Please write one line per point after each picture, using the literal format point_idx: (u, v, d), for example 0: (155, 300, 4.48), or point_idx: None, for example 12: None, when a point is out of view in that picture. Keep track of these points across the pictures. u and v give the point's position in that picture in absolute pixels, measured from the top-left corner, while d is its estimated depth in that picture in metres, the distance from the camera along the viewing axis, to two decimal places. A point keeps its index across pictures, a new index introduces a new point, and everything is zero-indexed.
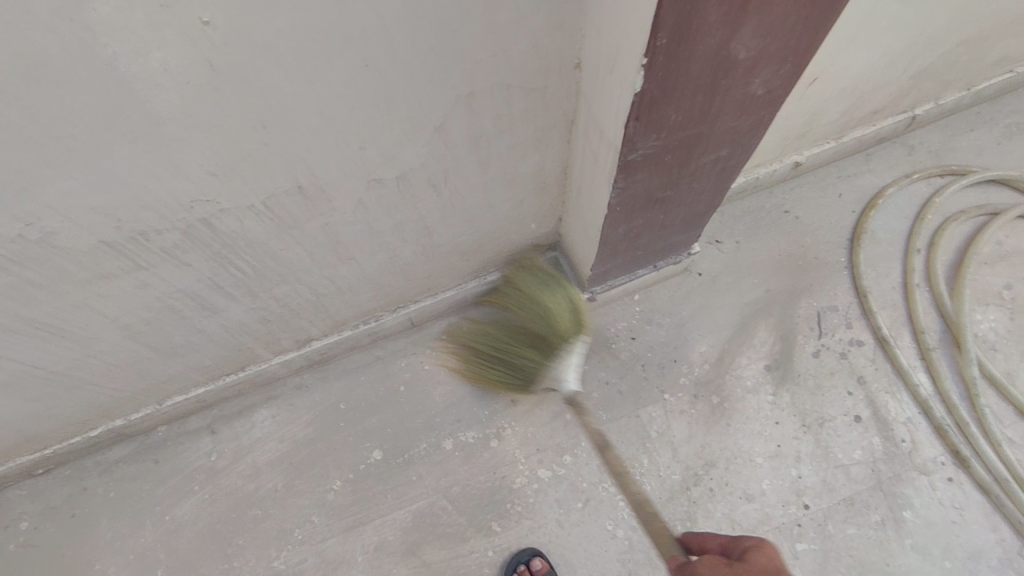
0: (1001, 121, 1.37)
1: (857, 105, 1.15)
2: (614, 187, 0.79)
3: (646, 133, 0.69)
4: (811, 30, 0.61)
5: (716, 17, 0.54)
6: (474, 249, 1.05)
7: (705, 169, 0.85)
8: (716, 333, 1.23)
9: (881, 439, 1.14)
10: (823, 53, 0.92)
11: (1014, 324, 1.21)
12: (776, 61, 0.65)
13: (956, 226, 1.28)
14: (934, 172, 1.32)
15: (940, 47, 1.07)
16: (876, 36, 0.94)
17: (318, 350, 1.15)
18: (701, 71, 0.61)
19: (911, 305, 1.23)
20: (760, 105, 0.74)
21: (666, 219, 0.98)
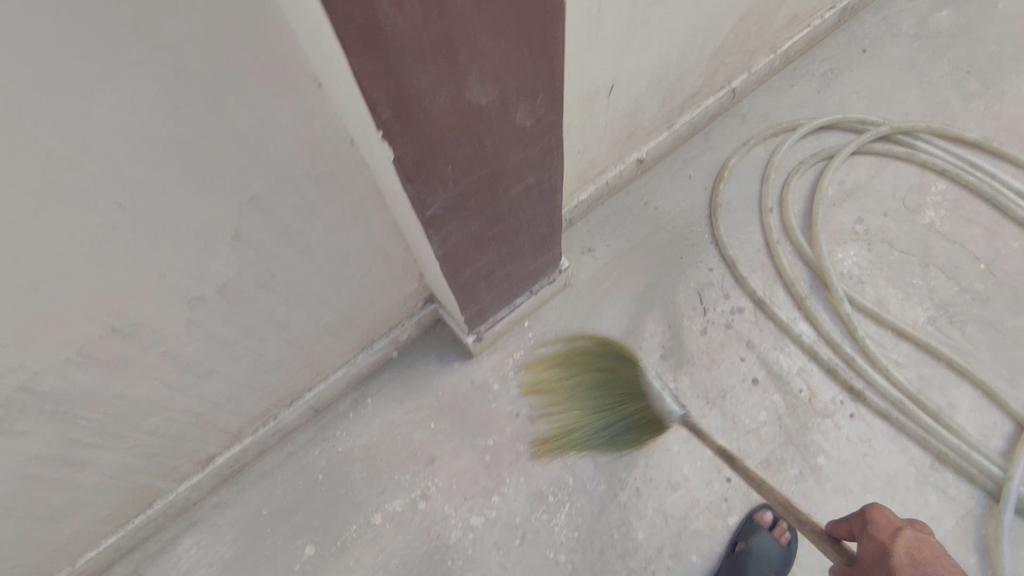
0: (816, 71, 1.45)
1: (671, 96, 1.21)
2: (433, 242, 0.83)
3: (433, 189, 0.72)
4: (538, 60, 0.66)
5: (429, 81, 0.58)
6: (344, 327, 1.06)
7: (522, 198, 0.90)
8: (608, 339, 1.27)
9: (780, 394, 1.21)
10: (606, 65, 0.96)
11: (873, 254, 1.28)
12: (526, 95, 0.70)
13: (799, 178, 1.36)
14: (768, 133, 1.40)
15: (725, 27, 1.13)
16: (651, 38, 0.99)
17: (223, 464, 1.14)
18: (448, 125, 0.65)
19: (777, 262, 1.30)
20: (537, 133, 0.78)
21: (513, 249, 1.01)
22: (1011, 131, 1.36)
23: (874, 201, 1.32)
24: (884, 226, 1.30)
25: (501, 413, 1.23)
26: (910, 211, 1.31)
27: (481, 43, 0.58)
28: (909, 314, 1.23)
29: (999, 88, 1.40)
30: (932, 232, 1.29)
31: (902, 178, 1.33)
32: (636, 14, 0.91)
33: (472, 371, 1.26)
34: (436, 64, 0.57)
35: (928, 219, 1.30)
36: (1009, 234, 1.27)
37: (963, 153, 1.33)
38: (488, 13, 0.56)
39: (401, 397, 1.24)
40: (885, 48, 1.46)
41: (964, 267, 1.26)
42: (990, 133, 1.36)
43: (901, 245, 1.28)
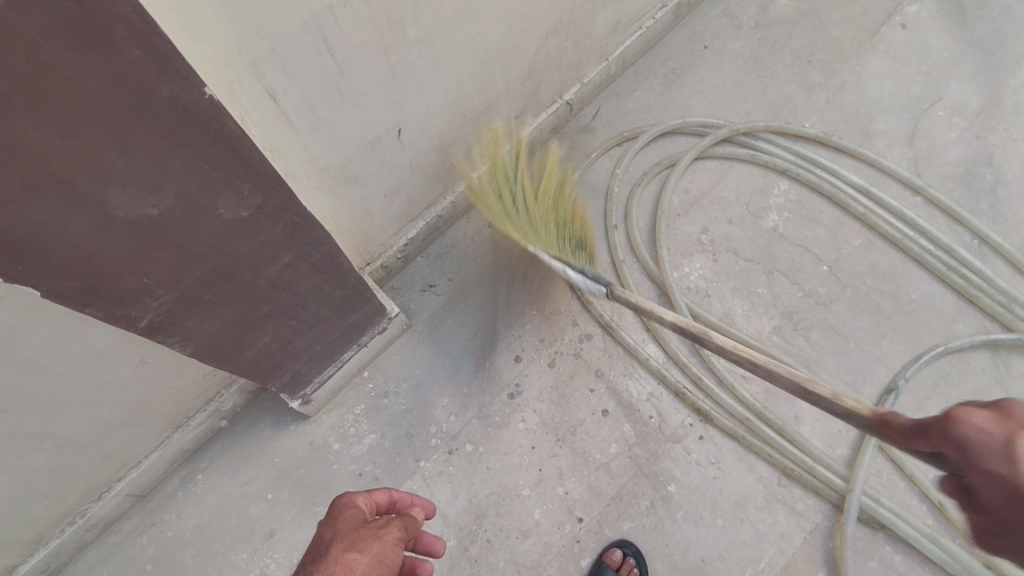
0: (657, 73, 1.39)
1: (486, 121, 1.13)
2: (172, 343, 0.74)
3: (134, 301, 0.63)
4: (216, 157, 0.57)
5: (45, 218, 0.49)
6: (137, 415, 0.97)
7: (287, 275, 0.80)
8: (454, 381, 1.20)
9: (630, 423, 1.16)
10: (379, 112, 0.88)
11: (719, 265, 1.25)
12: (220, 190, 0.60)
13: (642, 190, 1.30)
14: (610, 145, 1.33)
15: (526, 46, 1.05)
16: (428, 75, 0.90)
17: (31, 571, 1.04)
18: (110, 245, 0.56)
19: (624, 282, 1.24)
20: (266, 217, 0.69)
21: (305, 319, 0.92)
22: (851, 123, 1.33)
23: (718, 208, 1.29)
24: (728, 233, 1.27)
25: (343, 474, 1.15)
26: (754, 216, 1.28)
27: (103, 164, 0.49)
28: (756, 325, 1.20)
29: (840, 77, 1.37)
30: (776, 236, 1.26)
31: (745, 183, 1.30)
32: (396, 60, 0.83)
33: (310, 433, 1.18)
34: (41, 200, 0.48)
35: (772, 223, 1.27)
36: (850, 232, 1.25)
37: (804, 151, 1.30)
38: (90, 135, 0.46)
39: (235, 469, 1.16)
40: (726, 43, 1.41)
41: (807, 271, 1.23)
42: (830, 127, 1.33)
43: (746, 253, 1.25)
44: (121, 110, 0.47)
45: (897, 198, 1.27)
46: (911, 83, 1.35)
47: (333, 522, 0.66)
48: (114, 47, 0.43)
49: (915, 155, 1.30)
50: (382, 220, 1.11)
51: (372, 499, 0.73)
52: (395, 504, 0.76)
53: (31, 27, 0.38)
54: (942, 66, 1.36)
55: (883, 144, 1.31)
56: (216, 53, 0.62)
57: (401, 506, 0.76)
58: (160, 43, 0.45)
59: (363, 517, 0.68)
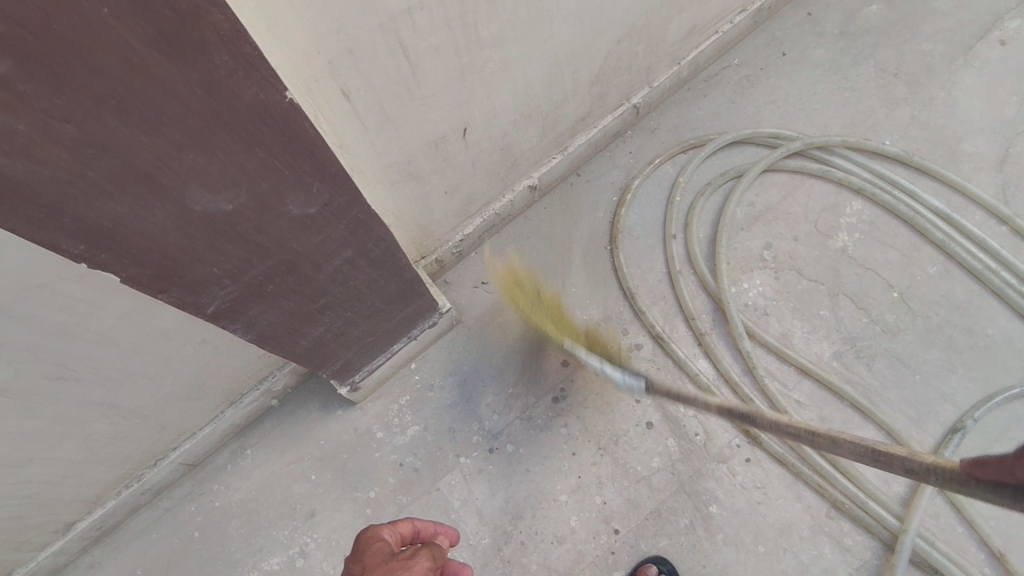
0: (731, 78, 1.35)
1: (551, 122, 1.12)
2: (234, 330, 0.76)
3: (203, 290, 0.65)
4: (289, 155, 0.58)
5: (129, 209, 0.51)
6: (195, 390, 1.01)
7: (346, 269, 0.82)
8: (500, 380, 1.20)
9: (675, 438, 1.14)
10: (446, 111, 0.88)
11: (780, 283, 1.21)
12: (290, 187, 0.62)
13: (705, 200, 1.27)
14: (675, 151, 1.30)
15: (598, 49, 1.03)
16: (498, 76, 0.90)
17: (89, 527, 1.10)
18: (186, 238, 0.57)
19: (678, 293, 1.22)
20: (331, 213, 0.70)
21: (360, 311, 0.94)
22: (935, 142, 1.26)
23: (784, 224, 1.24)
24: (793, 251, 1.22)
25: (385, 462, 1.17)
26: (822, 234, 1.23)
27: (186, 161, 0.51)
28: (814, 348, 1.16)
29: (928, 93, 1.29)
30: (843, 257, 1.21)
31: (815, 199, 1.25)
32: (466, 61, 0.83)
33: (356, 419, 1.20)
34: (127, 193, 0.49)
35: (841, 243, 1.22)
36: (925, 258, 1.19)
37: (881, 170, 1.24)
38: (176, 134, 0.48)
39: (282, 448, 1.19)
40: (807, 51, 1.35)
41: (875, 296, 1.18)
42: (912, 145, 1.26)
43: (810, 272, 1.21)
44: (206, 112, 0.49)
45: (980, 226, 1.20)
46: (1005, 104, 1.27)
47: (359, 559, 0.67)
48: (203, 51, 0.45)
49: (1005, 181, 1.22)
50: (440, 217, 1.11)
51: (396, 530, 0.73)
52: (419, 534, 0.75)
53: (131, 34, 0.40)
54: None
55: (970, 167, 1.23)
56: (295, 51, 0.64)
57: (424, 536, 0.75)
58: (246, 48, 0.47)
59: (390, 550, 0.68)
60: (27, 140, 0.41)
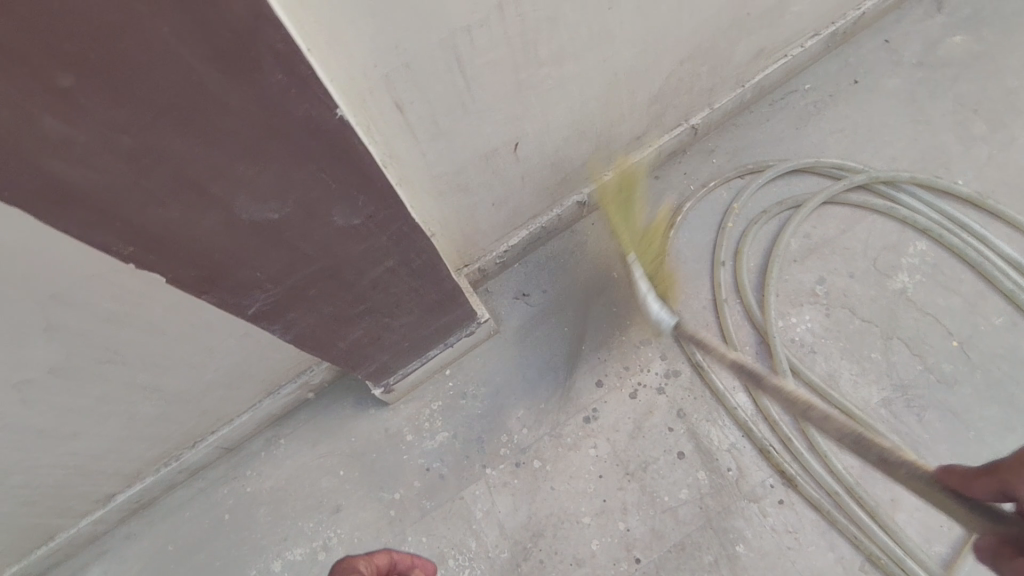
0: (797, 103, 1.30)
1: (605, 139, 1.10)
2: (274, 330, 0.77)
3: (246, 292, 0.67)
4: (338, 170, 0.59)
5: (179, 216, 0.52)
6: (236, 379, 1.04)
7: (387, 278, 0.82)
8: (532, 395, 1.20)
9: (706, 471, 1.11)
10: (500, 125, 0.87)
11: (830, 321, 1.17)
12: (337, 198, 0.62)
13: (759, 227, 1.23)
14: (731, 175, 1.27)
15: (660, 69, 1.01)
16: (555, 93, 0.89)
17: (127, 500, 1.15)
18: (231, 244, 0.59)
19: (722, 323, 1.19)
20: (376, 225, 0.70)
21: (398, 318, 0.94)
22: (1012, 186, 1.19)
23: (840, 259, 1.20)
24: (847, 288, 1.18)
25: (412, 465, 1.18)
26: (881, 273, 1.18)
27: (236, 173, 0.52)
28: (863, 393, 1.12)
29: (1009, 133, 1.23)
30: (901, 299, 1.16)
31: (876, 236, 1.20)
32: (523, 79, 0.82)
33: (387, 420, 1.21)
34: (178, 201, 0.51)
35: (900, 284, 1.17)
36: (991, 308, 1.13)
37: (950, 211, 1.19)
38: (228, 148, 0.49)
39: (314, 441, 1.22)
40: (881, 80, 1.29)
41: (932, 343, 1.13)
42: (987, 187, 1.20)
43: (864, 312, 1.16)
44: (259, 128, 0.49)
45: None
46: None
47: None
48: (259, 70, 0.45)
49: None
50: (486, 227, 1.11)
51: (372, 562, 0.70)
52: (394, 566, 0.73)
53: (190, 53, 0.41)
54: None
55: None
56: (351, 65, 0.64)
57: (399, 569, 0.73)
58: (302, 69, 0.47)
59: None
60: (86, 149, 0.43)
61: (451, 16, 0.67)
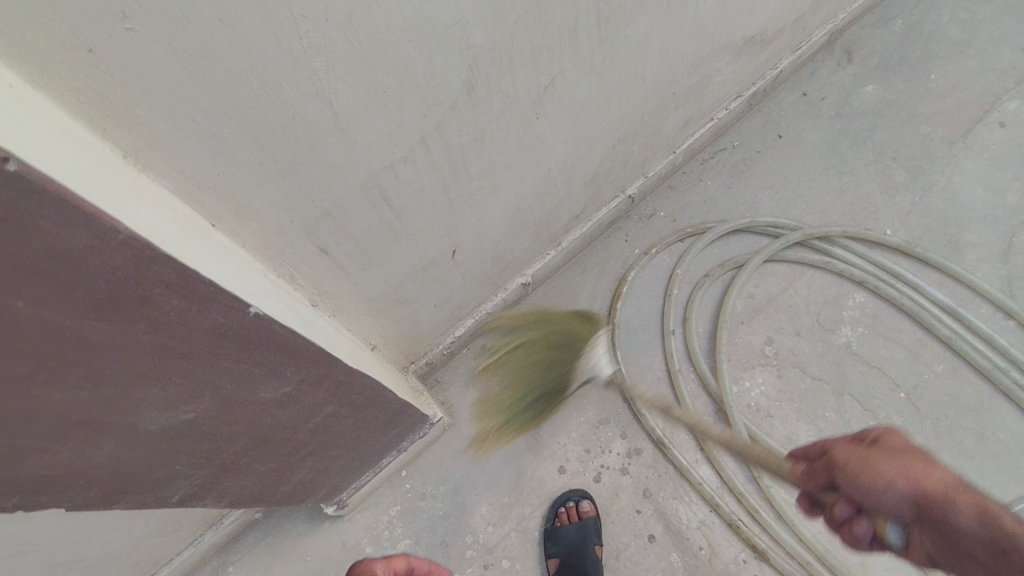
0: (728, 162, 1.32)
1: (545, 225, 1.07)
2: (206, 504, 0.69)
3: (167, 486, 0.59)
4: (256, 355, 0.53)
5: (72, 453, 0.45)
6: (172, 524, 0.95)
7: (327, 422, 0.76)
8: (494, 489, 1.15)
9: (678, 552, 1.08)
10: (436, 240, 0.83)
11: (782, 382, 1.17)
12: (261, 378, 0.57)
13: (704, 292, 1.24)
14: (672, 240, 1.27)
15: (594, 156, 0.99)
16: (490, 200, 0.86)
17: None
18: (140, 454, 0.52)
19: (678, 394, 1.17)
20: (309, 386, 0.65)
21: (343, 447, 0.88)
22: (936, 231, 1.24)
23: (785, 318, 1.21)
24: (795, 346, 1.19)
25: None
26: (825, 329, 1.20)
27: (135, 395, 0.45)
28: None
29: (928, 179, 1.27)
30: (847, 354, 1.18)
31: (817, 291, 1.22)
32: (455, 196, 0.78)
33: (344, 532, 1.14)
34: (69, 442, 0.43)
35: (845, 338, 1.19)
36: (932, 355, 1.16)
37: (882, 261, 1.22)
38: (123, 378, 0.43)
39: (267, 564, 1.13)
40: (804, 133, 1.33)
41: (881, 396, 1.15)
42: (914, 234, 1.24)
43: (814, 370, 1.17)
44: (158, 352, 0.44)
45: (986, 321, 1.17)
46: (1007, 191, 1.25)
47: None
48: (150, 303, 0.40)
49: (1010, 273, 1.20)
50: (430, 326, 1.06)
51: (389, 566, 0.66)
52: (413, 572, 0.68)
53: (61, 315, 0.35)
54: None
55: (972, 259, 1.21)
56: (263, 230, 0.58)
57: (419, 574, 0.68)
58: (201, 286, 0.42)
59: None
60: None
61: (373, 163, 0.62)
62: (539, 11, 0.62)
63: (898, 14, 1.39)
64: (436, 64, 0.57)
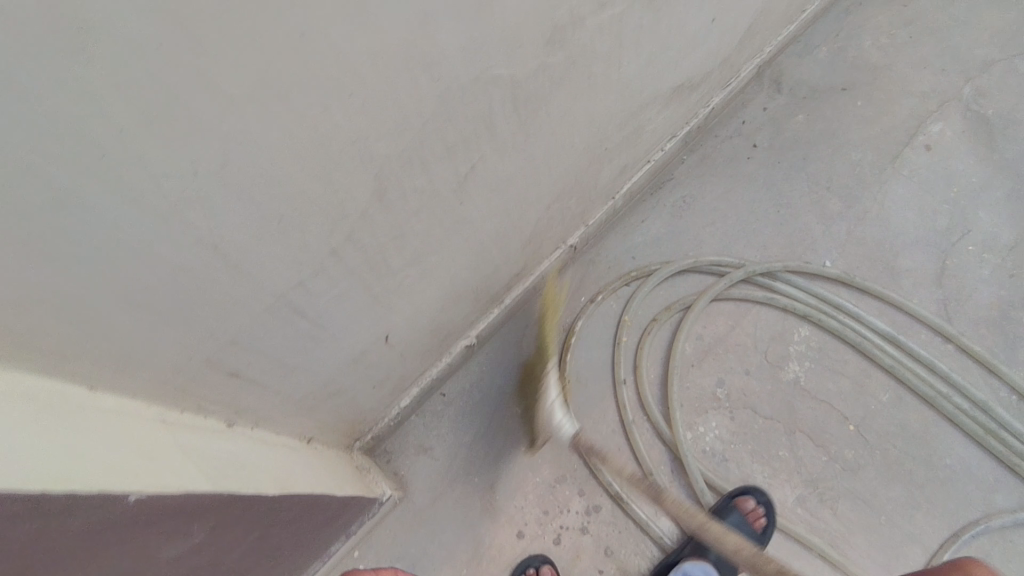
0: (668, 200, 1.31)
1: (484, 289, 1.03)
2: None
3: None
4: (149, 527, 0.48)
5: None
6: None
7: (257, 545, 0.71)
8: (452, 561, 1.11)
9: None
10: (365, 332, 0.79)
11: (736, 424, 1.16)
12: (165, 543, 0.51)
13: (653, 337, 1.22)
14: (617, 285, 1.25)
15: (529, 219, 0.96)
16: (422, 283, 0.82)
17: None
18: None
19: (634, 446, 1.15)
20: (226, 526, 0.59)
21: (282, 555, 0.83)
22: (873, 259, 1.25)
23: (735, 357, 1.20)
24: (745, 386, 1.18)
25: None
26: (773, 366, 1.19)
27: None
28: (777, 496, 1.12)
29: (861, 207, 1.29)
30: (797, 390, 1.18)
31: (763, 328, 1.22)
32: (380, 290, 0.73)
33: None
34: None
35: (793, 374, 1.19)
36: (878, 385, 1.17)
37: (824, 293, 1.23)
38: None
39: None
40: (740, 167, 1.33)
41: (832, 431, 1.15)
42: (852, 264, 1.25)
43: (766, 409, 1.17)
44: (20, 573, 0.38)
45: (926, 347, 1.19)
46: (936, 214, 1.27)
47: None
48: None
49: (945, 297, 1.22)
50: (372, 404, 1.01)
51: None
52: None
53: None
54: (971, 195, 1.29)
55: (909, 285, 1.23)
56: (153, 376, 0.52)
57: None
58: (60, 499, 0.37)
59: None
60: None
61: (277, 284, 0.56)
62: (449, 111, 0.58)
63: (822, 43, 1.41)
64: (337, 184, 0.52)
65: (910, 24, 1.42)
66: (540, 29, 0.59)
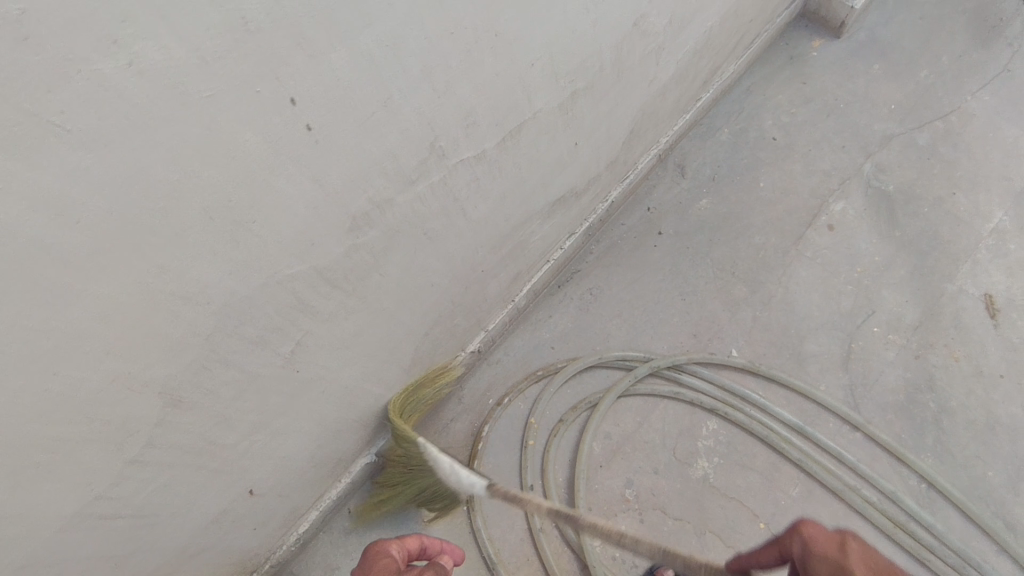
0: (575, 294, 1.31)
1: (371, 413, 1.02)
2: None
3: None
4: None
5: None
6: None
7: None
8: None
9: None
10: (216, 497, 0.77)
11: (645, 527, 1.13)
12: None
13: (561, 438, 1.20)
14: (524, 384, 1.24)
15: (406, 348, 0.95)
16: (279, 438, 0.81)
17: None
18: None
19: (542, 554, 1.13)
20: None
21: None
22: (780, 345, 1.25)
23: (644, 456, 1.18)
24: (655, 486, 1.16)
25: None
26: (682, 463, 1.17)
27: None
28: None
29: (766, 291, 1.29)
30: (706, 488, 1.15)
31: (671, 423, 1.20)
32: (219, 463, 0.72)
33: None
34: None
35: (702, 471, 1.17)
36: (788, 479, 1.15)
37: (730, 384, 1.22)
38: None
39: None
40: (646, 256, 1.33)
41: (743, 530, 1.12)
42: (759, 351, 1.25)
43: (675, 510, 1.14)
44: None
45: (834, 436, 1.18)
46: (840, 296, 1.27)
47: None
48: None
49: (852, 382, 1.21)
50: (259, 540, 0.99)
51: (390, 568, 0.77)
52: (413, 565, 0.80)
53: None
54: (875, 273, 1.28)
55: (816, 370, 1.22)
56: None
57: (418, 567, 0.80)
58: None
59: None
60: None
61: (60, 508, 0.54)
62: (239, 316, 0.57)
63: (724, 125, 1.44)
64: (101, 413, 0.50)
65: (810, 101, 1.45)
66: (335, 224, 0.59)
